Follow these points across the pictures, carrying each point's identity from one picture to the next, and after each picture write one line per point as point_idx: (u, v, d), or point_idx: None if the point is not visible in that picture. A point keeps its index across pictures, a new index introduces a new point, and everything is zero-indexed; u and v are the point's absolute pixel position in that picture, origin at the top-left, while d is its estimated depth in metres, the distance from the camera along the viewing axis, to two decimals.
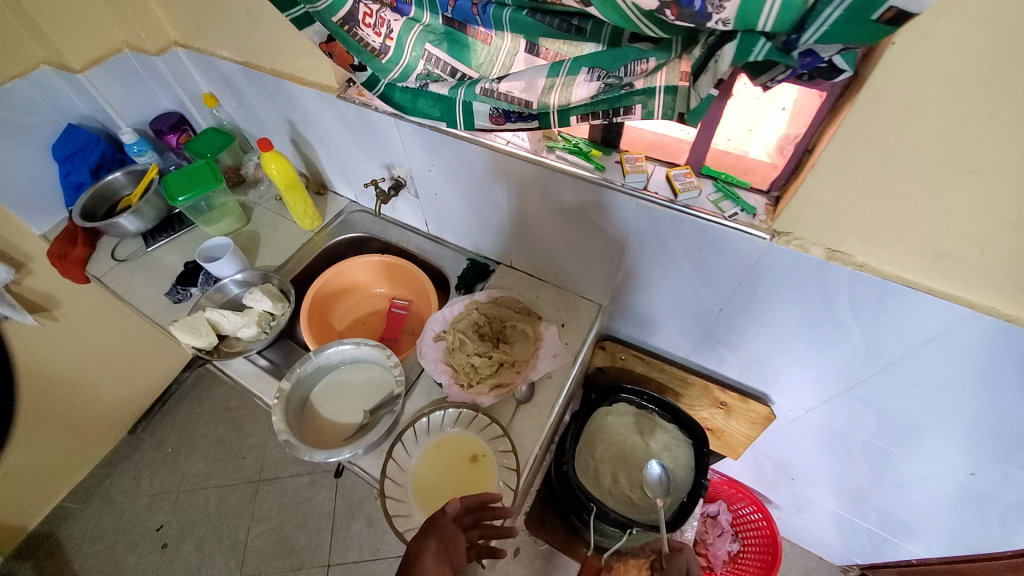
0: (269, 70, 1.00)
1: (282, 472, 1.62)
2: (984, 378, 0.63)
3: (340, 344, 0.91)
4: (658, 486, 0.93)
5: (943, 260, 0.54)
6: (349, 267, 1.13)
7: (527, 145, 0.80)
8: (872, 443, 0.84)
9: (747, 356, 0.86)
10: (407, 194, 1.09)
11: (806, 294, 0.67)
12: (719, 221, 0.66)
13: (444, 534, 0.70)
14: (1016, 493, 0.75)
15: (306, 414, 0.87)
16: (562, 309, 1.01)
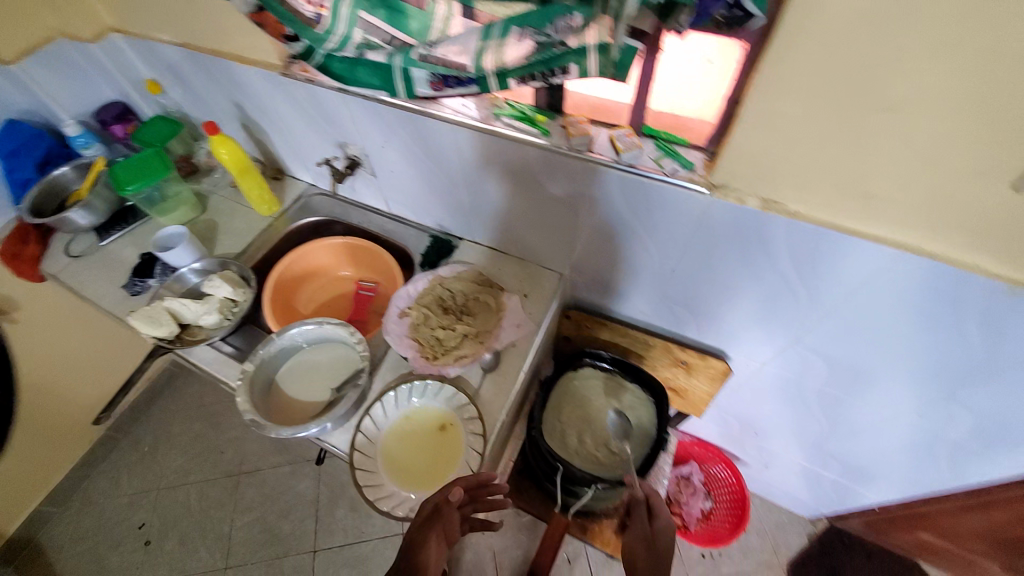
0: (211, 52, 0.98)
1: (263, 463, 1.61)
2: (920, 319, 0.65)
3: (302, 324, 0.91)
4: (619, 429, 0.97)
5: (869, 203, 0.57)
6: (312, 250, 1.12)
7: (475, 114, 0.79)
8: (826, 392, 0.88)
9: (704, 314, 0.89)
10: (364, 174, 1.08)
11: (749, 246, 0.70)
12: (661, 177, 0.68)
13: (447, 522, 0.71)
14: (958, 428, 0.78)
15: (273, 395, 0.87)
16: (524, 280, 1.02)
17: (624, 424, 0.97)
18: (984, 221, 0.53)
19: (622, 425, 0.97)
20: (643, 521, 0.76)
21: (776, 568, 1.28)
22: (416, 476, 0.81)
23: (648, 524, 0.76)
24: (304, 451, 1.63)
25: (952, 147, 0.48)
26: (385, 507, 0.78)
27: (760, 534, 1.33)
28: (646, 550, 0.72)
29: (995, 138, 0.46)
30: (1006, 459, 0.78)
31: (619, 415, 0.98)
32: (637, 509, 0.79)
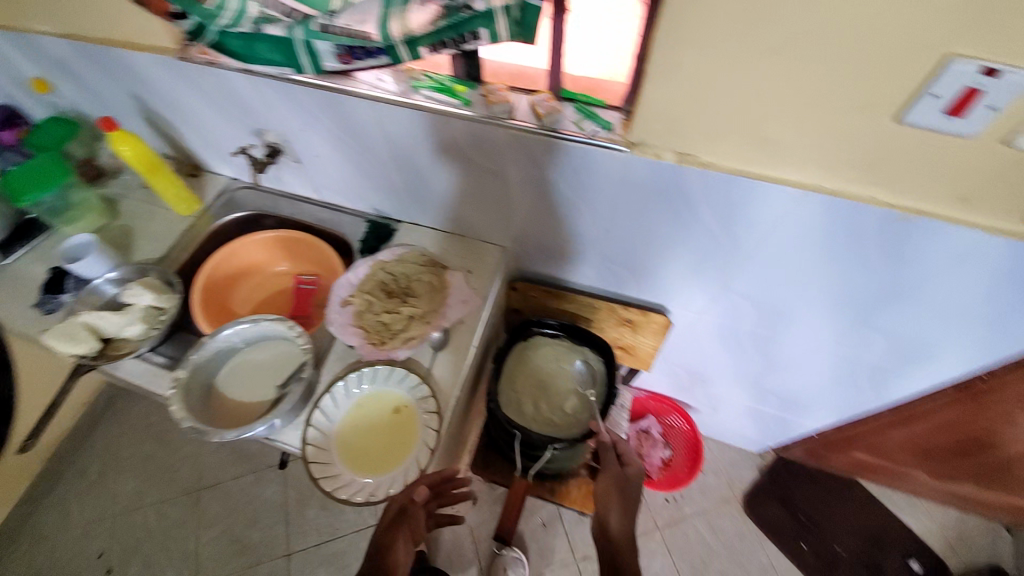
0: (97, 40, 0.89)
1: (224, 476, 1.54)
2: (827, 253, 0.71)
3: (235, 324, 0.87)
4: (585, 377, 1.03)
5: (770, 146, 0.61)
6: (242, 247, 1.07)
7: (393, 88, 0.77)
8: (756, 333, 0.94)
9: (641, 272, 0.92)
10: (288, 162, 1.04)
11: (671, 200, 0.73)
12: (582, 140, 0.70)
13: (413, 521, 0.77)
14: (869, 350, 0.87)
15: (214, 399, 0.84)
16: (467, 256, 1.02)
17: (586, 372, 1.03)
18: (869, 153, 0.58)
19: (585, 372, 1.03)
20: (614, 468, 0.91)
21: (733, 502, 1.37)
22: (373, 462, 0.81)
23: (620, 471, 0.90)
24: (265, 457, 1.58)
25: (834, 85, 0.53)
26: (344, 495, 0.78)
27: (716, 474, 1.42)
28: (619, 495, 0.88)
29: (867, 73, 0.51)
30: (914, 372, 0.88)
31: (583, 364, 1.04)
32: (608, 457, 0.93)
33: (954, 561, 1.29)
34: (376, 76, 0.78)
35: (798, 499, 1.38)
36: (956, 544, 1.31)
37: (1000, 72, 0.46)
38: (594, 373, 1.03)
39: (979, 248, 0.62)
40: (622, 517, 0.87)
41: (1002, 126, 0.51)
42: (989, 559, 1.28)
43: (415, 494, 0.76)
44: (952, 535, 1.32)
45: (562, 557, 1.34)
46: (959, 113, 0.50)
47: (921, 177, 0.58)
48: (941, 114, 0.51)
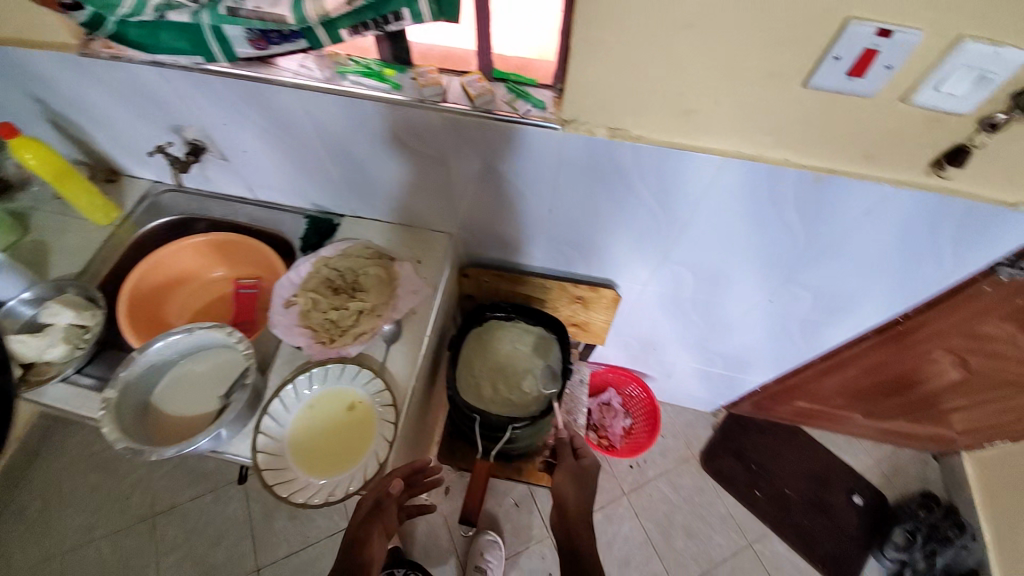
0: None
1: (180, 498, 1.38)
2: (753, 217, 0.75)
3: (167, 335, 0.83)
4: (549, 375, 1.03)
5: (693, 117, 0.64)
6: (171, 254, 1.01)
7: (317, 74, 0.74)
8: (697, 298, 0.99)
9: (588, 249, 0.94)
10: (214, 159, 0.98)
11: (606, 176, 0.75)
12: (516, 120, 0.70)
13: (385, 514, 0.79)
14: (801, 305, 0.92)
15: (150, 417, 0.81)
16: (415, 246, 1.00)
17: (551, 368, 1.04)
18: (784, 117, 0.61)
19: (550, 370, 1.03)
20: (571, 460, 0.95)
21: (691, 461, 1.45)
22: (330, 462, 0.79)
23: (574, 464, 0.94)
24: (225, 473, 1.42)
25: (744, 56, 0.55)
26: (301, 499, 0.76)
27: (675, 436, 1.49)
28: (576, 486, 0.92)
29: (770, 45, 0.54)
30: (843, 321, 0.94)
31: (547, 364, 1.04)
32: (565, 451, 0.97)
33: (889, 491, 1.42)
34: (300, 63, 0.75)
35: (748, 449, 1.47)
36: (890, 474, 1.44)
37: (892, 32, 0.49)
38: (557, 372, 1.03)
39: (887, 199, 0.67)
40: (578, 503, 0.90)
41: (897, 86, 0.55)
42: (919, 486, 1.42)
43: (389, 486, 0.77)
44: (886, 467, 1.45)
45: (536, 532, 1.37)
46: (860, 74, 0.54)
47: (831, 137, 0.62)
48: (843, 75, 0.54)
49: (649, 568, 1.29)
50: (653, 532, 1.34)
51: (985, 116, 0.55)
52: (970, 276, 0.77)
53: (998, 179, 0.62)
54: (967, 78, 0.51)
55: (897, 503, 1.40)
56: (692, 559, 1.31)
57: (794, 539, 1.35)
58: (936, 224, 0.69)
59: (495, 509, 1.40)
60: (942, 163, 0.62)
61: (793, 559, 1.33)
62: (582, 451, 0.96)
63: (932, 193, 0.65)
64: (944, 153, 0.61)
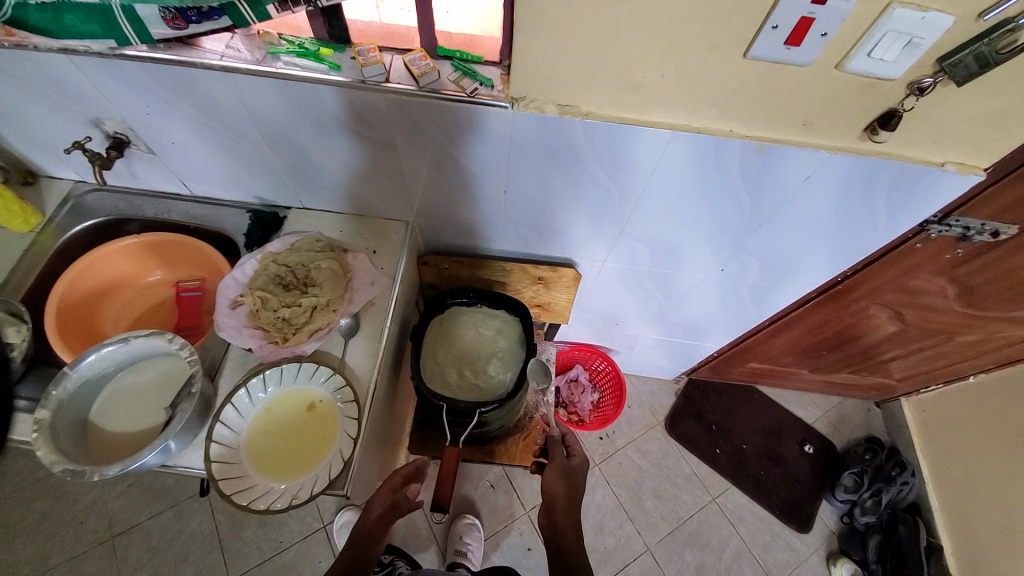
0: None
1: (140, 517, 1.31)
2: (703, 189, 0.76)
3: (101, 348, 0.77)
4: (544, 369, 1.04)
5: (641, 91, 0.64)
6: (100, 259, 0.93)
7: (247, 56, 0.69)
8: (654, 271, 1.00)
9: (545, 229, 0.93)
10: (141, 154, 0.90)
11: (557, 154, 0.74)
12: (465, 99, 0.67)
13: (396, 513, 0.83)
14: (752, 272, 0.96)
15: (91, 437, 0.76)
16: (370, 237, 0.97)
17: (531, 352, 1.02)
18: (728, 89, 0.62)
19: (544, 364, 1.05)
20: (561, 459, 0.91)
21: (657, 427, 1.50)
22: (292, 464, 0.77)
23: (564, 462, 0.90)
24: (185, 487, 1.36)
25: (690, 26, 0.55)
26: (263, 505, 0.73)
27: (641, 406, 1.53)
28: (565, 484, 0.87)
29: (715, 14, 0.53)
30: (789, 285, 0.98)
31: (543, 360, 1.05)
32: (556, 449, 0.93)
33: (838, 438, 1.52)
34: (227, 44, 0.69)
35: (708, 410, 1.54)
36: (838, 423, 1.54)
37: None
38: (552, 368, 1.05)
39: (825, 164, 0.69)
40: (567, 504, 0.84)
41: (832, 53, 0.56)
42: (864, 431, 1.53)
43: (408, 492, 0.83)
44: (834, 417, 1.55)
45: (513, 510, 1.39)
46: (797, 43, 0.54)
47: (773, 107, 0.63)
48: (782, 45, 0.55)
49: (623, 532, 1.34)
50: (625, 497, 1.39)
51: (914, 80, 0.58)
52: (904, 234, 0.82)
53: (925, 140, 0.65)
54: (897, 43, 0.53)
55: (845, 448, 1.50)
56: (662, 518, 1.36)
57: (753, 490, 1.43)
58: (871, 187, 0.72)
59: (470, 492, 1.41)
60: (875, 128, 0.64)
61: (754, 509, 1.41)
62: (571, 450, 0.94)
63: (868, 157, 0.68)
64: (876, 118, 0.63)
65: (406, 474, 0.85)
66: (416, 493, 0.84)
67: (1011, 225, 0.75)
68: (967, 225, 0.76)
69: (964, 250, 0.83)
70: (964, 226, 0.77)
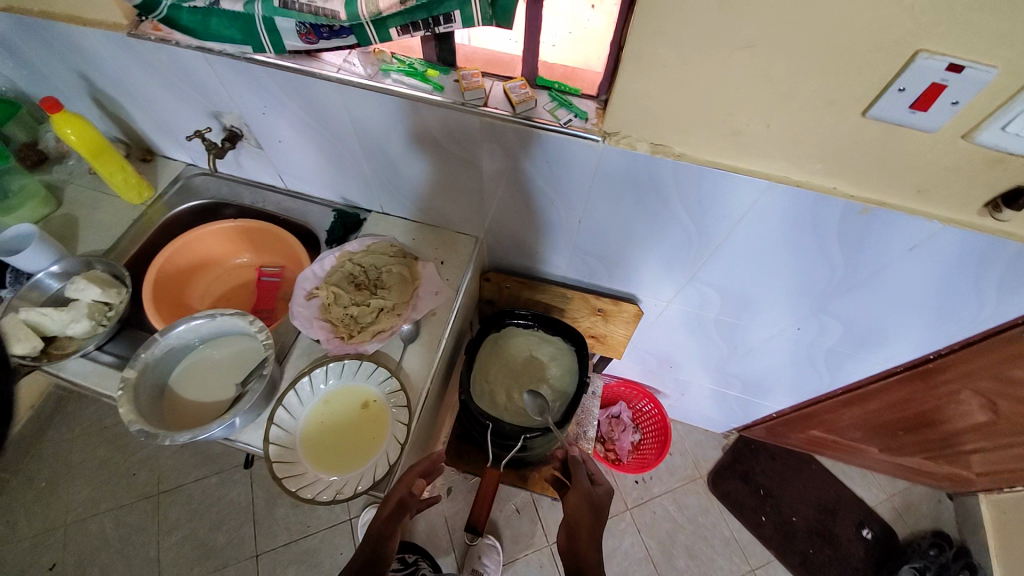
0: (38, 13, 0.82)
1: (186, 478, 1.39)
2: (792, 242, 0.73)
3: (190, 320, 0.83)
4: (535, 408, 0.97)
5: (740, 139, 0.62)
6: (198, 238, 1.02)
7: (360, 70, 0.74)
8: (722, 319, 0.96)
9: (614, 262, 0.92)
10: (248, 147, 0.98)
11: (642, 190, 0.73)
12: (558, 129, 0.68)
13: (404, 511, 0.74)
14: (831, 335, 0.90)
15: (168, 401, 0.82)
16: (440, 248, 1.00)
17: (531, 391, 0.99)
18: (835, 146, 0.60)
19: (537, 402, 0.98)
20: (585, 486, 0.87)
21: (698, 480, 1.43)
22: (338, 458, 0.79)
23: (588, 488, 0.87)
24: (231, 457, 1.43)
25: (804, 80, 0.54)
26: (308, 494, 0.76)
27: (682, 455, 1.47)
28: (591, 512, 0.83)
29: (830, 72, 0.52)
30: (869, 355, 0.92)
31: (536, 395, 0.98)
32: (580, 473, 0.90)
33: (901, 527, 1.38)
34: (344, 59, 0.75)
35: (756, 472, 1.44)
36: (903, 511, 1.40)
37: (963, 68, 0.47)
38: (545, 405, 0.97)
39: (933, 237, 0.65)
40: (592, 530, 0.80)
41: (961, 122, 0.52)
42: (931, 524, 1.38)
43: (416, 487, 0.76)
44: (898, 503, 1.41)
45: (536, 540, 1.36)
46: (923, 108, 0.51)
47: (883, 168, 0.60)
48: (906, 109, 0.52)
49: None
50: (654, 548, 1.32)
51: None
52: (1012, 319, 0.74)
53: None
54: None
55: (908, 540, 1.36)
56: None
57: (798, 567, 1.32)
58: (982, 265, 0.66)
59: (495, 513, 1.40)
60: (998, 205, 0.59)
61: None
62: (596, 479, 0.90)
63: (985, 235, 0.62)
64: (1001, 194, 0.58)
65: (422, 469, 0.78)
66: (422, 491, 0.77)
67: None
68: None
69: None
70: None
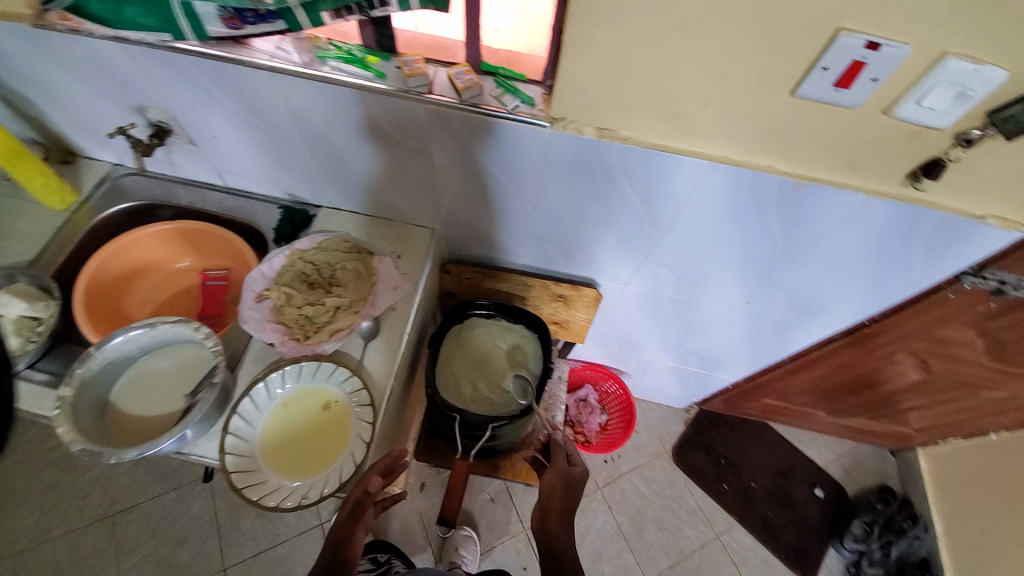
0: None
1: (142, 496, 1.32)
2: (736, 220, 0.76)
3: (128, 330, 0.78)
4: (518, 388, 1.00)
5: (681, 120, 0.64)
6: (133, 243, 0.96)
7: (295, 58, 0.71)
8: (677, 298, 0.99)
9: (571, 247, 0.93)
10: (181, 143, 0.92)
11: (592, 174, 0.74)
12: (504, 116, 0.68)
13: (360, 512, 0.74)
14: (777, 307, 0.94)
15: (110, 417, 0.77)
16: (396, 241, 0.98)
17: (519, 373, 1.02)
18: (769, 125, 0.62)
19: (521, 383, 1.01)
20: (561, 467, 0.88)
21: (664, 455, 1.48)
22: (300, 462, 0.77)
23: (563, 469, 0.87)
24: (189, 471, 1.36)
25: (737, 60, 0.55)
26: (272, 502, 0.73)
27: (648, 432, 1.51)
28: (563, 493, 0.85)
29: (761, 51, 0.54)
30: (813, 324, 0.97)
31: (519, 376, 1.01)
32: (558, 454, 0.90)
33: (849, 483, 1.48)
34: (276, 45, 0.71)
35: (717, 443, 1.51)
36: (851, 468, 1.50)
37: (880, 46, 0.50)
38: (528, 385, 1.00)
39: (864, 208, 0.69)
40: (563, 506, 0.84)
41: (882, 98, 0.56)
42: (877, 479, 1.48)
43: (372, 485, 0.74)
44: (847, 462, 1.51)
45: (511, 527, 1.38)
46: (846, 85, 0.54)
47: (814, 144, 0.63)
48: (831, 87, 0.55)
49: (621, 561, 1.31)
50: (626, 525, 1.36)
51: (961, 130, 0.57)
52: (937, 283, 0.80)
53: (970, 191, 0.64)
54: (948, 94, 0.52)
55: (857, 495, 1.46)
56: (663, 550, 1.33)
57: (759, 529, 1.39)
58: (908, 233, 0.71)
59: (470, 505, 1.40)
60: (918, 175, 0.63)
61: (757, 548, 1.37)
62: (573, 459, 0.90)
63: (908, 205, 0.67)
64: (920, 165, 0.62)
65: (382, 469, 0.75)
66: (378, 488, 0.75)
67: None
68: (1003, 279, 0.75)
69: (997, 304, 0.81)
70: (1000, 280, 0.75)
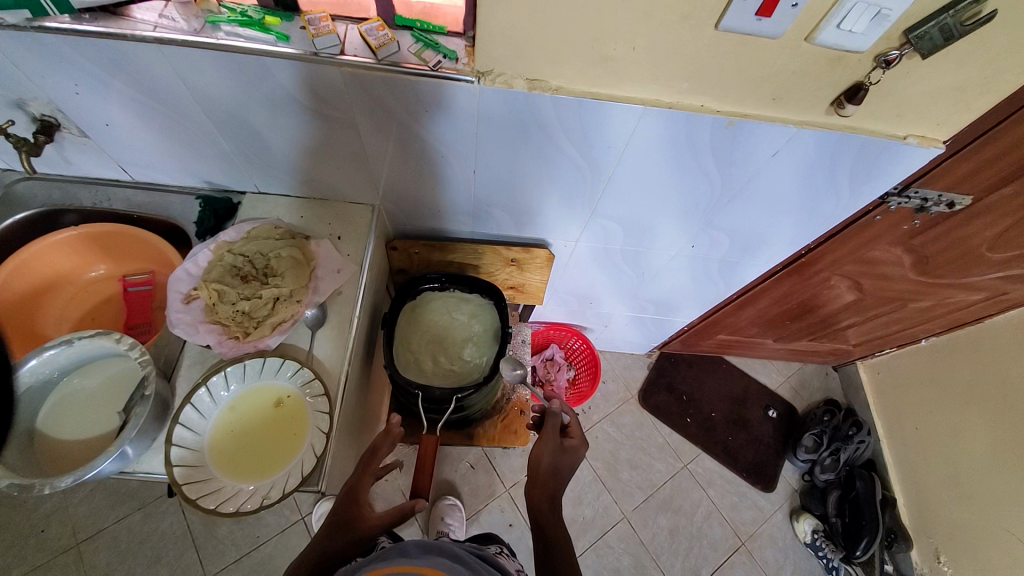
0: None
1: (105, 521, 1.25)
2: (676, 164, 0.75)
3: (42, 352, 0.72)
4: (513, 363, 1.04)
5: (611, 65, 0.62)
6: (35, 256, 0.86)
7: (182, 25, 0.63)
8: (627, 249, 1.00)
9: (516, 209, 0.91)
10: (72, 137, 0.81)
11: (527, 130, 0.71)
12: (428, 73, 0.63)
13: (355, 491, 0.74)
14: (721, 247, 0.97)
15: (39, 447, 0.71)
16: (334, 222, 0.92)
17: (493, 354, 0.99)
18: (699, 62, 0.61)
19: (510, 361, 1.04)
20: (554, 437, 0.85)
21: (631, 401, 1.54)
22: (259, 464, 0.74)
23: (557, 441, 0.85)
24: (152, 488, 1.30)
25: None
26: (233, 507, 0.70)
27: (615, 381, 1.57)
28: (547, 467, 0.81)
29: None
30: (755, 259, 1.00)
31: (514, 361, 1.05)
32: (552, 424, 0.88)
33: (799, 402, 1.59)
34: (160, 13, 0.63)
35: (679, 382, 1.58)
36: (799, 388, 1.61)
37: None
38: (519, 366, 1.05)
39: (793, 139, 0.69)
40: (545, 480, 0.80)
41: (802, 25, 0.55)
42: (823, 395, 1.60)
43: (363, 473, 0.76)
44: (795, 383, 1.62)
45: (494, 489, 1.41)
46: (768, 14, 0.53)
47: (746, 80, 0.63)
48: (753, 16, 0.53)
49: (601, 503, 1.37)
50: (602, 469, 1.42)
51: (881, 52, 0.58)
52: (866, 207, 0.84)
53: (890, 113, 0.66)
54: (865, 14, 0.52)
55: (806, 411, 1.57)
56: (637, 487, 1.40)
57: (723, 455, 1.48)
58: (835, 159, 0.73)
59: (451, 475, 1.42)
60: (842, 102, 0.64)
61: (723, 473, 1.46)
62: (571, 431, 0.89)
63: (835, 131, 0.68)
64: (843, 91, 0.63)
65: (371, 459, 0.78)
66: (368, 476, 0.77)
67: (965, 196, 0.79)
68: (925, 197, 0.79)
69: (921, 221, 0.86)
70: (922, 198, 0.79)
